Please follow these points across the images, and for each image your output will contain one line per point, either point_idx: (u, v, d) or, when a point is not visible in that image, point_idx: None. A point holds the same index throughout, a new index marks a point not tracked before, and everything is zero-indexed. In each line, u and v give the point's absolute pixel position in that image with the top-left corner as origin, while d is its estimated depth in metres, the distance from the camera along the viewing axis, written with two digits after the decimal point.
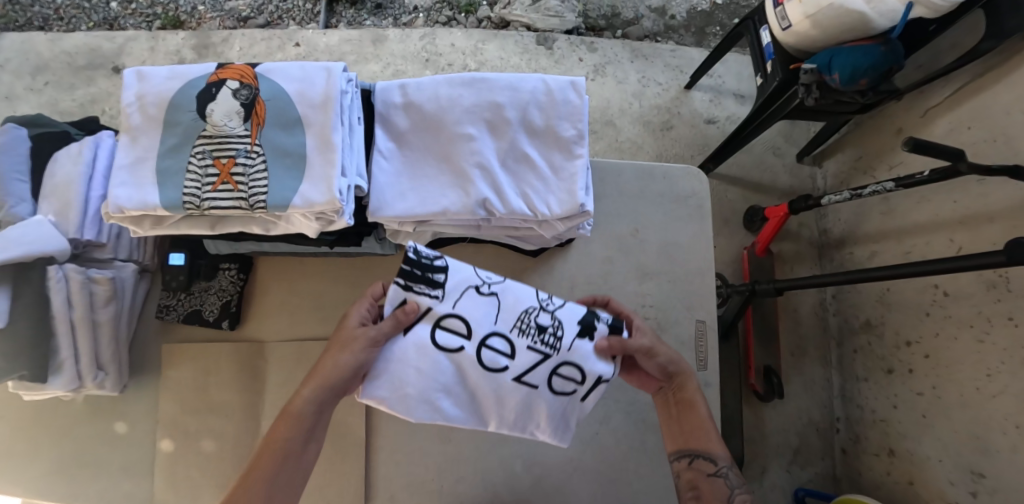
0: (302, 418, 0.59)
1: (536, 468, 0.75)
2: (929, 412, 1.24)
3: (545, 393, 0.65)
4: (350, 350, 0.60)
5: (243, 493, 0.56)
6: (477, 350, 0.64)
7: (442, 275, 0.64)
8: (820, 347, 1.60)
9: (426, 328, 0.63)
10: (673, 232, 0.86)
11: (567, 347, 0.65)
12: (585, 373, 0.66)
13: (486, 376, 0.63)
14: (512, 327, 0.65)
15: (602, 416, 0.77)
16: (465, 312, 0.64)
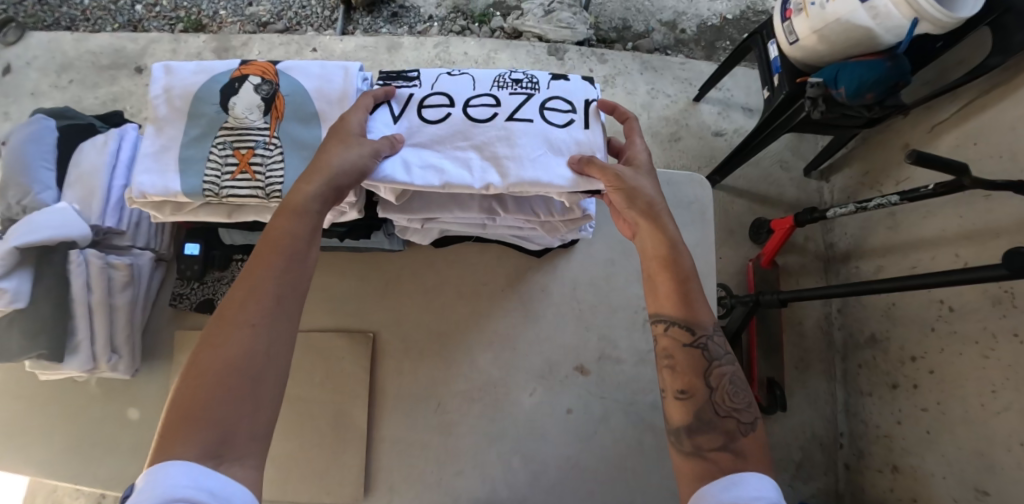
0: (305, 212, 0.57)
1: (534, 464, 0.76)
2: (933, 428, 1.24)
3: (542, 124, 0.64)
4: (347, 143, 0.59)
5: (247, 287, 0.54)
6: (464, 111, 0.64)
7: (415, 72, 0.68)
8: (825, 361, 1.59)
9: (413, 112, 0.64)
10: None
11: (546, 87, 0.67)
12: (573, 105, 0.66)
13: (479, 127, 0.63)
14: (492, 86, 0.66)
15: (602, 416, 0.78)
16: (444, 89, 0.66)
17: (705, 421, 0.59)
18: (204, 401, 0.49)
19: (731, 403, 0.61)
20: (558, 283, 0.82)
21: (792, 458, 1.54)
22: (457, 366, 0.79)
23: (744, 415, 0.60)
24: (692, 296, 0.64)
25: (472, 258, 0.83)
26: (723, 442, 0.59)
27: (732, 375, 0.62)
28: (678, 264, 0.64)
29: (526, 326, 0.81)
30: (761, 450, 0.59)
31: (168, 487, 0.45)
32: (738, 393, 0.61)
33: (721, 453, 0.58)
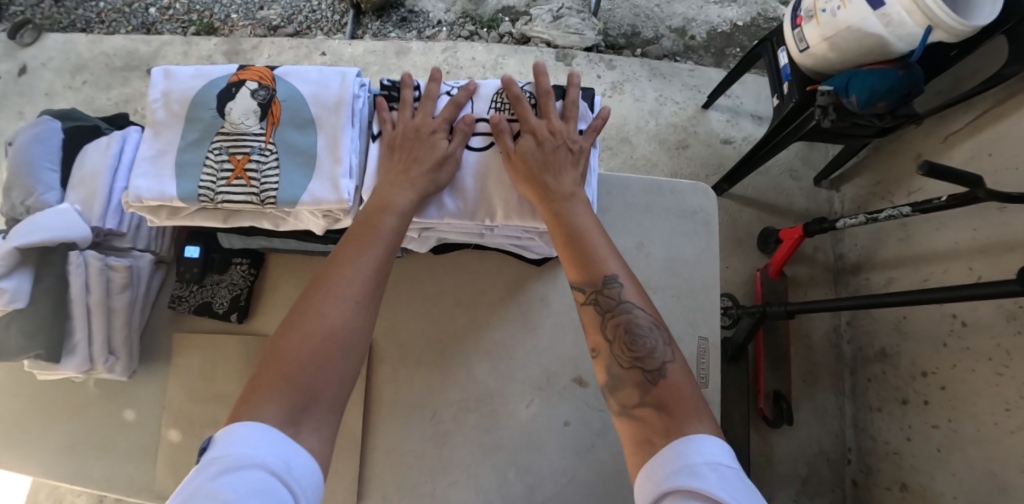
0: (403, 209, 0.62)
1: (530, 476, 0.75)
2: (945, 446, 1.20)
3: None
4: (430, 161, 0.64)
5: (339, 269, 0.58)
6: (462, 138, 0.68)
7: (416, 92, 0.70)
8: (833, 374, 1.56)
9: None
10: (677, 247, 0.87)
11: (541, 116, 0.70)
12: None
13: (475, 158, 0.67)
14: (490, 108, 0.70)
15: (600, 429, 0.76)
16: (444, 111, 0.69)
17: (616, 377, 0.58)
18: (292, 370, 0.53)
19: (633, 352, 0.58)
20: (558, 292, 0.81)
21: (798, 473, 1.51)
22: (454, 375, 0.78)
23: (648, 362, 0.57)
24: (585, 250, 0.62)
25: (471, 265, 0.83)
26: (637, 394, 0.56)
27: (631, 322, 0.59)
28: (568, 218, 0.63)
29: (524, 336, 0.80)
30: (677, 392, 0.55)
31: (240, 446, 0.48)
32: (639, 340, 0.58)
33: (644, 409, 0.55)
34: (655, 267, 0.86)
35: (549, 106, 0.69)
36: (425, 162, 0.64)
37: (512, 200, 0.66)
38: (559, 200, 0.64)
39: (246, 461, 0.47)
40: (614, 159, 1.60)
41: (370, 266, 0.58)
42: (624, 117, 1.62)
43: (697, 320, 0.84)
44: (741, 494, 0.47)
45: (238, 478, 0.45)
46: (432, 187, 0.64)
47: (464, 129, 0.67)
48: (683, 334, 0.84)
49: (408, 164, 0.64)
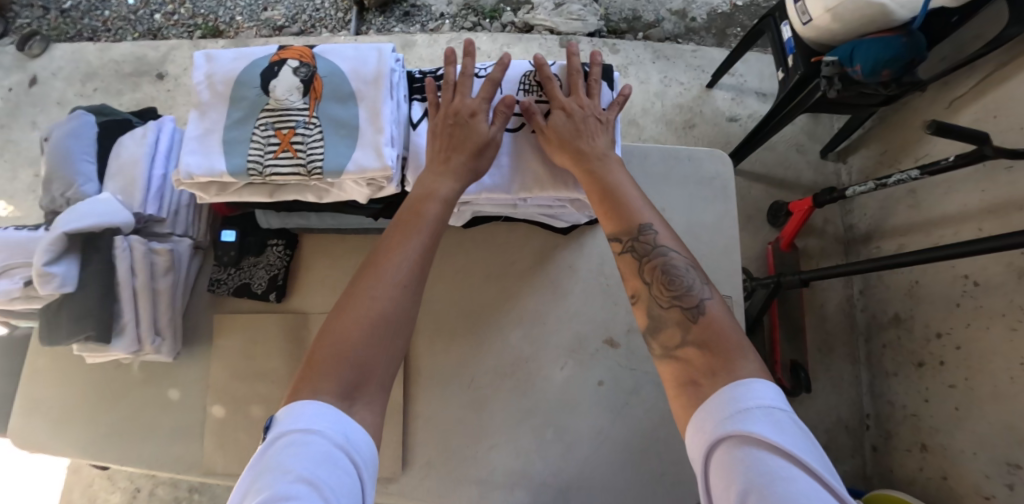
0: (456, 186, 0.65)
1: (568, 435, 0.77)
2: (963, 405, 1.23)
3: None
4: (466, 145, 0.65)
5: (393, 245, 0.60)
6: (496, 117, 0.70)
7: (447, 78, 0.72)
8: (848, 343, 1.58)
9: None
10: (697, 213, 0.89)
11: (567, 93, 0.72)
12: None
13: (507, 135, 0.70)
14: (517, 89, 0.72)
15: (632, 387, 0.79)
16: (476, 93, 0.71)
17: (657, 318, 0.60)
18: (345, 347, 0.54)
19: (673, 295, 0.60)
20: (585, 258, 0.83)
21: (819, 441, 1.52)
22: (489, 343, 0.81)
23: (687, 303, 0.59)
24: (616, 200, 0.64)
25: (499, 238, 0.85)
26: (680, 335, 0.58)
27: (667, 265, 0.61)
28: (603, 178, 0.65)
29: (554, 302, 0.82)
30: (717, 328, 0.57)
31: (304, 420, 0.50)
32: (679, 285, 0.60)
33: (686, 349, 0.57)
34: (677, 232, 0.88)
35: (576, 83, 0.71)
36: (468, 147, 0.65)
37: (546, 177, 0.69)
38: (592, 157, 0.66)
39: (309, 438, 0.49)
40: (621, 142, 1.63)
41: (423, 239, 0.61)
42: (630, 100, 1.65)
43: (720, 281, 0.86)
44: (795, 434, 0.49)
45: (304, 452, 0.48)
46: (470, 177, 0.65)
47: (503, 111, 0.68)
48: None
49: (449, 149, 0.65)
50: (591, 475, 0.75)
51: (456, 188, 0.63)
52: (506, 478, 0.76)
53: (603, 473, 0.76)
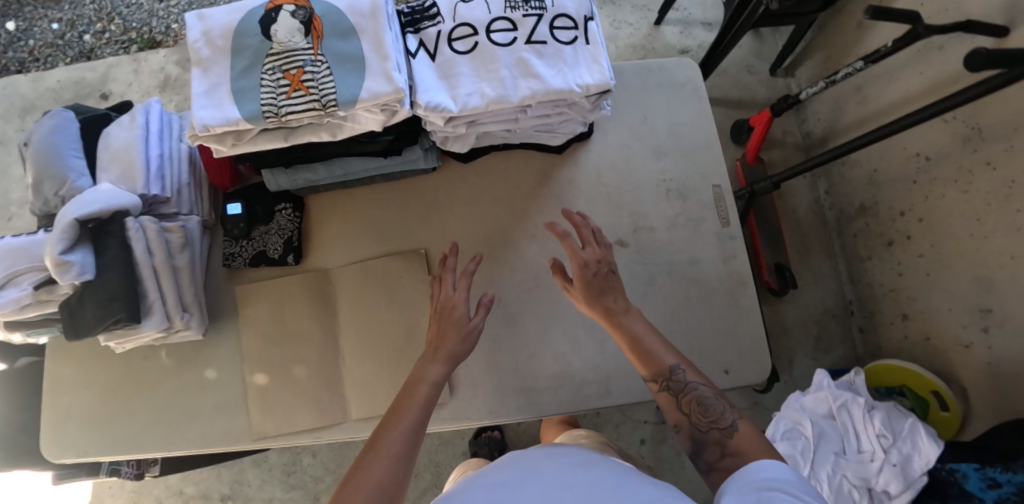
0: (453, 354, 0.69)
1: (599, 332, 0.82)
2: (932, 270, 1.34)
3: (554, 43, 0.71)
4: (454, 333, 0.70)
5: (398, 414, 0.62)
6: (488, 37, 0.71)
7: (436, 9, 0.72)
8: (823, 240, 1.67)
9: (449, 47, 0.70)
10: (678, 114, 0.93)
11: (552, 5, 0.72)
12: (576, 21, 0.72)
13: (501, 51, 0.70)
14: (505, 8, 0.72)
15: (648, 279, 0.84)
16: (466, 19, 0.71)
17: (697, 441, 0.63)
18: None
19: (708, 420, 0.63)
20: (583, 171, 0.88)
21: (811, 334, 1.61)
22: (510, 262, 0.85)
23: (721, 423, 0.62)
24: (643, 347, 0.67)
25: (501, 167, 0.89)
26: (719, 450, 0.61)
27: (700, 395, 0.63)
28: (627, 329, 0.69)
29: (562, 215, 0.86)
30: (755, 439, 0.60)
31: None
32: (712, 409, 0.63)
33: (726, 461, 0.60)
34: (662, 133, 0.92)
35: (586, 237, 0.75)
36: (454, 334, 0.70)
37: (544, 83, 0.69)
38: (617, 313, 0.69)
39: None
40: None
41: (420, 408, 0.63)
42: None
43: (708, 172, 0.90)
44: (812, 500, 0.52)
45: None
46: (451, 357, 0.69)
47: (484, 305, 0.72)
48: (699, 184, 0.89)
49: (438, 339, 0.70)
50: (627, 364, 0.81)
51: (443, 370, 0.67)
52: (549, 382, 0.80)
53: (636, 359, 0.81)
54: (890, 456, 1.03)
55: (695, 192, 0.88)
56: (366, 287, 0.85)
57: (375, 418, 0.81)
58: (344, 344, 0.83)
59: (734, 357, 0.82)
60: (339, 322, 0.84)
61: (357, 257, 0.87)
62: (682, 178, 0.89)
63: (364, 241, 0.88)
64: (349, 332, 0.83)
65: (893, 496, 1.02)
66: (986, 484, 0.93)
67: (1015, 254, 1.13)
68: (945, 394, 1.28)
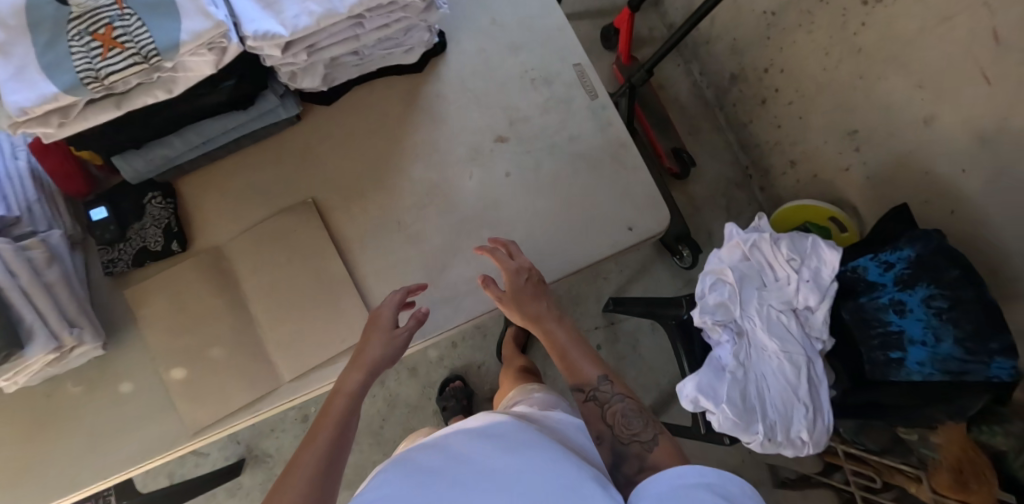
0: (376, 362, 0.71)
1: (502, 227, 0.84)
2: (804, 113, 1.42)
3: None
4: (376, 345, 0.72)
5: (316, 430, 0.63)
6: None
7: None
8: (709, 118, 1.71)
9: None
10: (525, 7, 0.93)
11: None
12: None
13: None
14: None
15: (534, 164, 0.86)
16: None
17: (619, 456, 0.66)
18: None
19: (632, 432, 0.67)
20: (447, 83, 0.89)
21: (721, 206, 1.63)
22: (400, 187, 0.84)
23: (645, 435, 0.66)
24: (570, 356, 0.75)
25: (367, 100, 0.88)
26: (639, 463, 0.64)
27: (624, 408, 0.69)
28: (556, 340, 0.76)
29: (437, 128, 0.87)
30: (674, 452, 0.64)
31: None
32: (637, 421, 0.67)
33: (644, 474, 0.63)
34: (513, 28, 0.92)
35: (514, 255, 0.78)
36: (379, 343, 0.72)
37: None
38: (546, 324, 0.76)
39: None
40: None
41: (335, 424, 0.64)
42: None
43: (567, 53, 0.92)
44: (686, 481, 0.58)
45: None
46: (372, 368, 0.70)
47: (416, 316, 0.73)
48: (560, 66, 0.91)
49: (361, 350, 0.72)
50: (536, 248, 0.83)
51: (361, 380, 0.68)
52: (468, 286, 0.82)
53: (544, 241, 0.84)
54: (801, 274, 1.13)
55: (559, 74, 0.90)
56: (263, 250, 0.82)
57: (306, 374, 0.79)
58: (258, 312, 0.81)
59: (632, 213, 0.86)
60: (247, 293, 0.81)
61: (244, 226, 0.84)
62: (542, 66, 0.91)
63: (247, 208, 0.84)
64: (260, 298, 0.81)
65: (812, 306, 1.12)
66: (882, 268, 1.07)
67: (863, 73, 1.23)
68: (842, 218, 1.41)
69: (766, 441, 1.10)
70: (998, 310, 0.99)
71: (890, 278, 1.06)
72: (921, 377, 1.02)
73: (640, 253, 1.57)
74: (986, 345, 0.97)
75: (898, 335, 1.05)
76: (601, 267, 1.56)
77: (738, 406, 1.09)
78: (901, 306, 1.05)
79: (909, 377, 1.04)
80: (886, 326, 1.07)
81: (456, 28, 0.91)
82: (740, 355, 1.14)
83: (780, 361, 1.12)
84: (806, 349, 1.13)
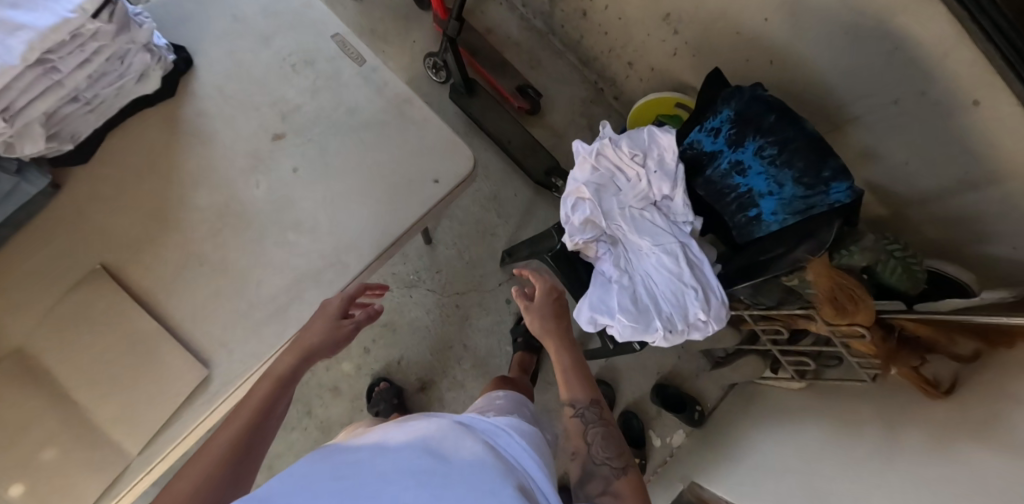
0: (315, 348, 0.82)
1: (308, 217, 0.90)
2: (620, 12, 1.40)
3: None
4: (322, 331, 0.83)
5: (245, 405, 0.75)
6: None
7: None
8: (545, 45, 1.64)
9: None
10: (274, 10, 0.98)
11: None
12: None
13: None
14: None
15: (324, 149, 0.92)
16: None
17: (587, 473, 0.85)
18: (185, 478, 0.65)
19: (605, 456, 0.87)
20: (210, 104, 0.95)
21: (583, 127, 1.60)
22: (188, 227, 0.91)
23: (616, 463, 0.85)
24: (574, 375, 0.95)
25: (129, 152, 0.93)
26: (604, 486, 0.83)
27: (604, 435, 0.89)
28: (563, 356, 0.98)
29: (214, 151, 0.93)
30: (634, 485, 0.84)
31: None
32: (612, 448, 0.87)
33: (604, 496, 0.82)
34: (269, 32, 0.97)
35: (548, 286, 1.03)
36: (323, 331, 0.83)
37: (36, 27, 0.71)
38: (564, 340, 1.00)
39: None
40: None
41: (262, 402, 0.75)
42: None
43: (327, 39, 0.97)
44: None
45: None
46: (307, 352, 0.81)
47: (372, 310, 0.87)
48: (326, 51, 0.96)
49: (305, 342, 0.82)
50: (347, 226, 0.90)
51: (292, 364, 0.79)
52: (287, 285, 0.89)
53: (353, 219, 0.89)
54: (648, 167, 1.13)
55: (326, 61, 0.96)
56: (69, 335, 0.86)
57: (151, 438, 0.85)
58: (82, 396, 0.85)
59: None
60: (66, 382, 0.85)
61: (37, 322, 0.87)
62: (307, 58, 0.96)
63: (42, 297, 0.88)
64: (80, 384, 0.85)
65: (668, 193, 1.13)
66: (711, 137, 1.07)
67: None
68: (685, 103, 1.40)
69: (668, 334, 1.12)
70: (821, 139, 1.01)
71: (722, 143, 1.07)
72: (778, 225, 1.05)
73: (518, 198, 1.52)
74: (819, 176, 1.00)
75: (749, 195, 1.07)
76: (486, 224, 1.51)
77: (630, 312, 1.11)
78: (741, 166, 1.06)
79: (769, 229, 1.07)
80: (736, 190, 1.09)
81: (206, 50, 0.96)
82: (620, 264, 1.16)
83: (658, 256, 1.14)
84: (676, 237, 1.15)
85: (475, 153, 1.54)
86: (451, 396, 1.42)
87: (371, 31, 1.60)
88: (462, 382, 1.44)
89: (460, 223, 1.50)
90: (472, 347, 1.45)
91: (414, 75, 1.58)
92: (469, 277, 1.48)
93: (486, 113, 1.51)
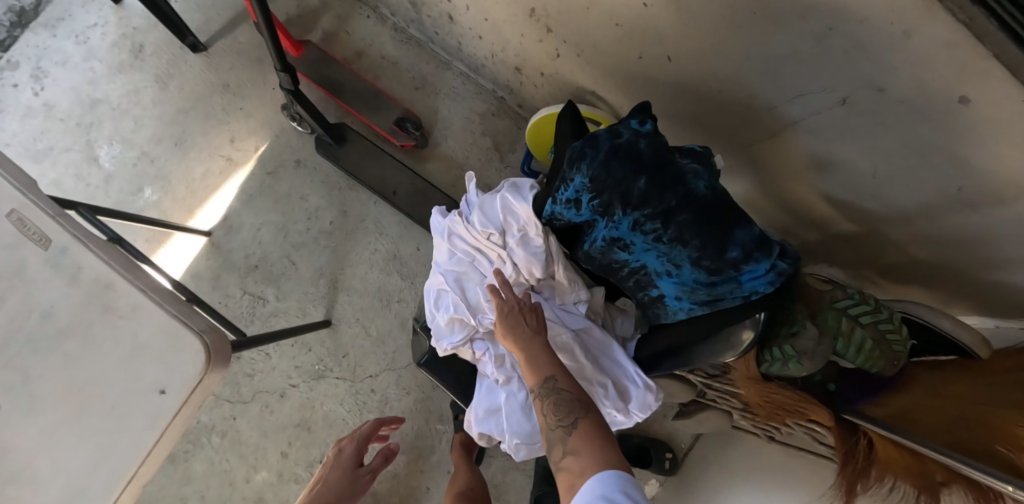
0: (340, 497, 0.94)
1: (20, 467, 0.64)
2: (484, 14, 1.09)
3: None
4: (345, 479, 0.96)
5: None
6: None
7: None
8: (426, 57, 1.35)
9: None
10: None
11: None
12: None
13: None
14: None
15: (21, 369, 0.65)
16: None
17: (552, 443, 0.72)
18: None
19: (561, 418, 0.72)
20: None
21: (487, 149, 1.33)
22: None
23: (568, 420, 0.72)
24: (530, 363, 0.79)
25: None
26: (562, 448, 0.70)
27: (559, 400, 0.73)
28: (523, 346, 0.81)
29: None
30: (590, 437, 0.69)
31: None
32: (563, 404, 0.73)
33: (564, 460, 0.69)
34: None
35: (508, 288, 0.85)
36: (347, 481, 0.96)
37: None
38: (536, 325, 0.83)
39: None
40: (101, 141, 1.34)
41: None
42: (65, 104, 1.36)
43: None
44: None
45: None
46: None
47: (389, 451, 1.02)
48: None
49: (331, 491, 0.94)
50: (72, 470, 0.64)
51: None
52: None
53: (78, 456, 0.64)
54: (509, 246, 0.86)
55: None
56: None
57: None
58: None
59: (158, 368, 0.65)
60: None
61: None
62: None
63: None
64: None
65: (544, 275, 0.86)
66: (573, 209, 0.75)
67: None
68: (584, 115, 1.07)
69: None
70: (718, 201, 0.68)
71: (590, 214, 0.75)
72: (686, 313, 0.76)
73: (422, 253, 1.32)
74: (724, 257, 0.67)
75: (644, 272, 0.76)
76: (390, 290, 1.31)
77: (524, 430, 0.88)
78: (622, 242, 0.74)
79: (678, 316, 0.78)
80: (628, 266, 0.77)
81: None
82: (506, 365, 0.91)
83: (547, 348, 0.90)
84: (567, 326, 0.90)
85: (363, 209, 1.33)
86: (383, 488, 1.27)
87: (223, 86, 1.36)
88: (394, 471, 1.28)
89: (361, 295, 1.31)
90: (398, 431, 1.29)
91: (280, 130, 1.35)
92: (381, 355, 1.30)
93: (364, 162, 1.28)
